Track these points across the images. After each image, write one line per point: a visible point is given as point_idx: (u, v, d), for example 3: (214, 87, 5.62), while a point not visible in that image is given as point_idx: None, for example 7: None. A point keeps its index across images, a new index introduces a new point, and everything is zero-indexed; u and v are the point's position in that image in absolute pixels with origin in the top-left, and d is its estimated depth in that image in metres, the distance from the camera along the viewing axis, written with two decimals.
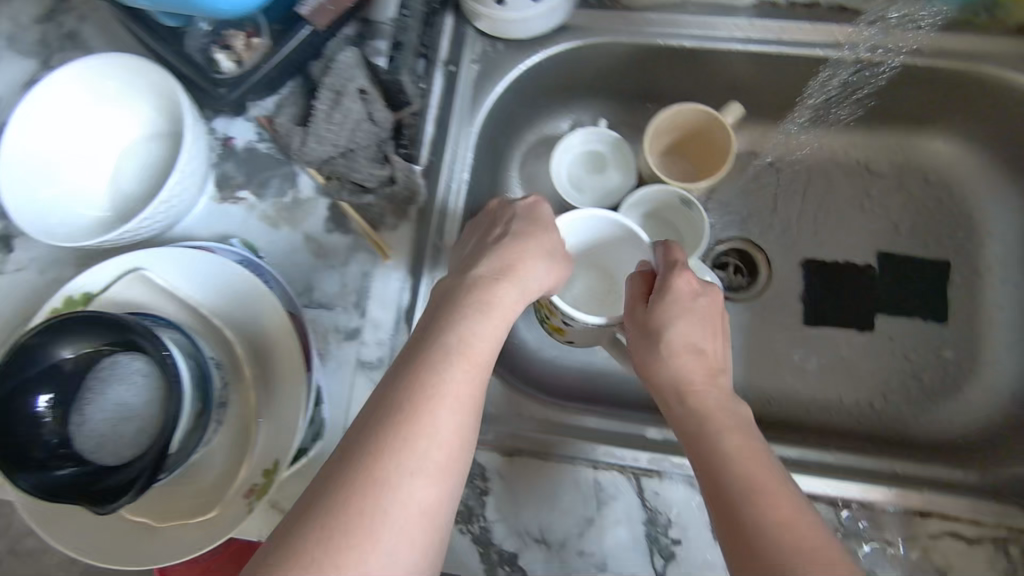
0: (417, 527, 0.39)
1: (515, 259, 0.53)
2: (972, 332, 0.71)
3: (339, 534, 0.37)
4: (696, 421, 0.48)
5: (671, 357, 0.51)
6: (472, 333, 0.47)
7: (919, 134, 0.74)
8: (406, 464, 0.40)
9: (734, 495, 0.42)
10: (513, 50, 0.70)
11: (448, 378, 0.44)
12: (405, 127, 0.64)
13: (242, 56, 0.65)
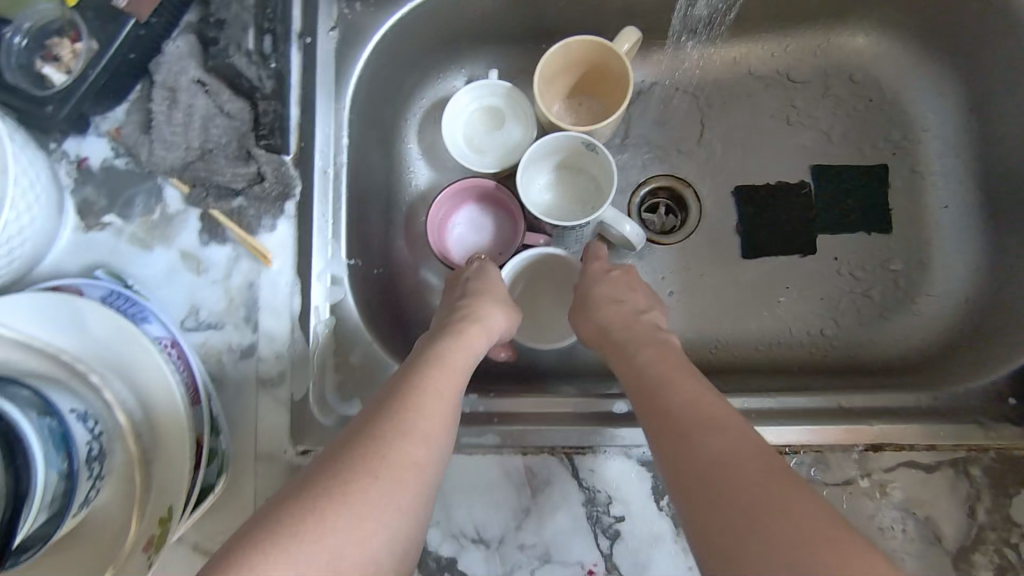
0: (412, 478, 0.39)
1: (478, 307, 0.56)
2: (919, 238, 0.65)
3: (345, 475, 0.38)
4: (625, 353, 0.51)
5: (595, 311, 0.57)
6: (451, 351, 0.50)
7: (837, 30, 0.67)
8: (402, 425, 0.41)
9: (657, 393, 0.45)
10: (372, 9, 0.62)
11: (422, 373, 0.47)
12: (263, 116, 0.58)
13: (72, 65, 0.57)
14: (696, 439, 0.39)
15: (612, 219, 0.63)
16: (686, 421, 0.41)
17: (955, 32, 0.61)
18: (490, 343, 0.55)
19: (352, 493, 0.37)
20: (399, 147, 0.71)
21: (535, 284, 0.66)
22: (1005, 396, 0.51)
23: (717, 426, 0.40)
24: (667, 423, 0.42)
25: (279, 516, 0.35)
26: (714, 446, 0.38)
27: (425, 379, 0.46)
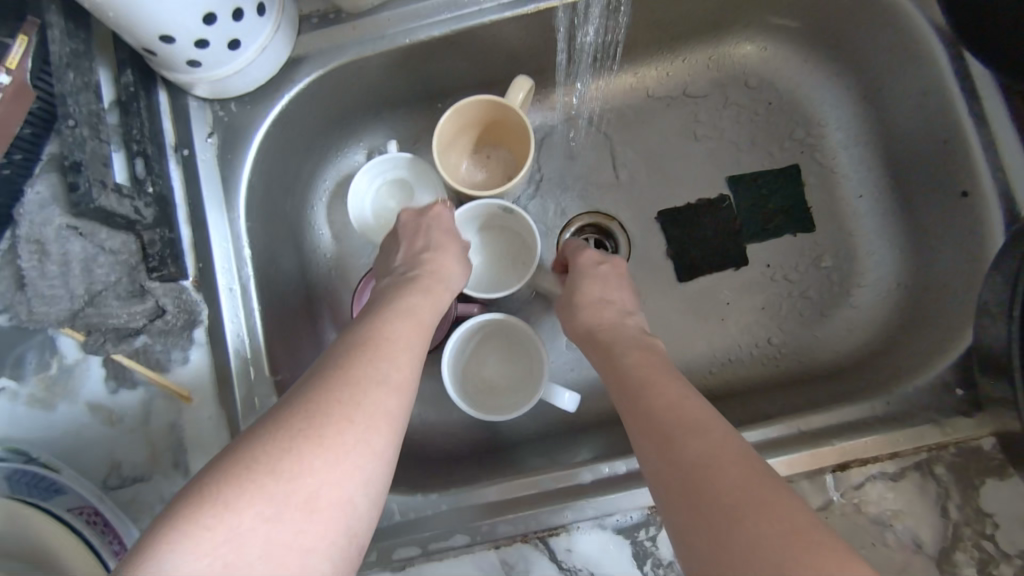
0: (386, 426, 0.36)
1: (440, 260, 0.53)
2: (841, 231, 0.66)
3: (319, 416, 0.35)
4: (606, 344, 0.51)
5: (581, 309, 0.55)
6: (418, 304, 0.47)
7: (726, 41, 0.67)
8: (374, 370, 0.38)
9: (636, 387, 0.43)
10: (249, 106, 0.58)
11: (392, 324, 0.43)
12: (151, 247, 0.54)
13: None
14: (663, 418, 0.39)
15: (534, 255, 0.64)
16: (655, 401, 0.41)
17: (838, 28, 0.62)
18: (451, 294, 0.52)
19: (329, 433, 0.34)
20: (309, 237, 0.67)
21: (481, 371, 0.63)
22: (953, 387, 0.51)
23: (678, 406, 0.40)
24: (638, 408, 0.42)
25: (249, 460, 0.32)
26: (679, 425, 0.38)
27: (392, 328, 0.43)
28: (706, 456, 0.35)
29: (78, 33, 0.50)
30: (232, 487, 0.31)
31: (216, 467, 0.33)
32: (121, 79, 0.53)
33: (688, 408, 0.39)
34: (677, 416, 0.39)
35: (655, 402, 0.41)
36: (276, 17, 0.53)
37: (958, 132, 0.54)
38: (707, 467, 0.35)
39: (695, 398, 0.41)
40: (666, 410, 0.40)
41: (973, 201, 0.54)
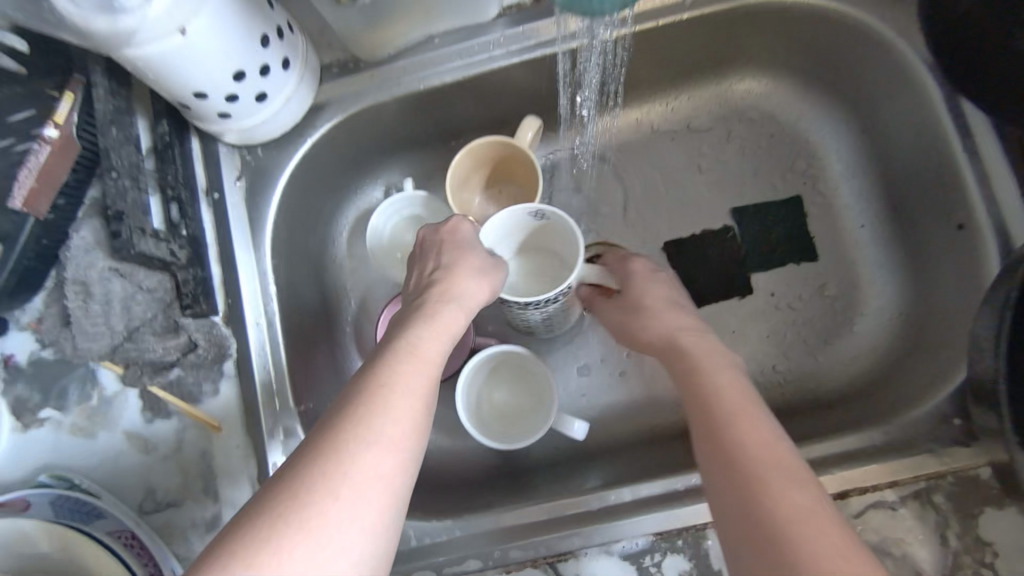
0: (376, 493, 0.37)
1: (454, 279, 0.51)
2: (843, 260, 0.68)
3: (300, 499, 0.35)
4: (694, 356, 0.50)
5: (657, 316, 0.56)
6: (422, 339, 0.46)
7: (727, 78, 0.70)
8: (366, 434, 0.38)
9: (721, 420, 0.43)
10: (273, 151, 0.61)
11: (392, 371, 0.43)
12: (184, 286, 0.57)
13: None
14: (756, 464, 0.39)
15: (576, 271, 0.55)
16: (743, 447, 0.40)
17: (833, 65, 0.64)
18: (464, 318, 0.50)
19: (312, 515, 0.35)
20: (330, 271, 0.70)
21: (499, 405, 0.66)
22: (950, 417, 0.52)
23: (766, 458, 0.39)
24: (721, 450, 0.41)
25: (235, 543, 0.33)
26: (739, 443, 0.41)
27: (391, 377, 0.42)
28: (799, 508, 0.36)
29: (119, 90, 0.55)
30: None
31: (209, 550, 0.34)
32: (157, 130, 0.57)
33: (776, 461, 0.39)
34: (764, 468, 0.39)
35: (741, 448, 0.40)
36: (300, 71, 0.57)
37: (951, 166, 0.56)
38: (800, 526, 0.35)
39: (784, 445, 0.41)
40: (755, 461, 0.39)
41: (969, 232, 0.55)
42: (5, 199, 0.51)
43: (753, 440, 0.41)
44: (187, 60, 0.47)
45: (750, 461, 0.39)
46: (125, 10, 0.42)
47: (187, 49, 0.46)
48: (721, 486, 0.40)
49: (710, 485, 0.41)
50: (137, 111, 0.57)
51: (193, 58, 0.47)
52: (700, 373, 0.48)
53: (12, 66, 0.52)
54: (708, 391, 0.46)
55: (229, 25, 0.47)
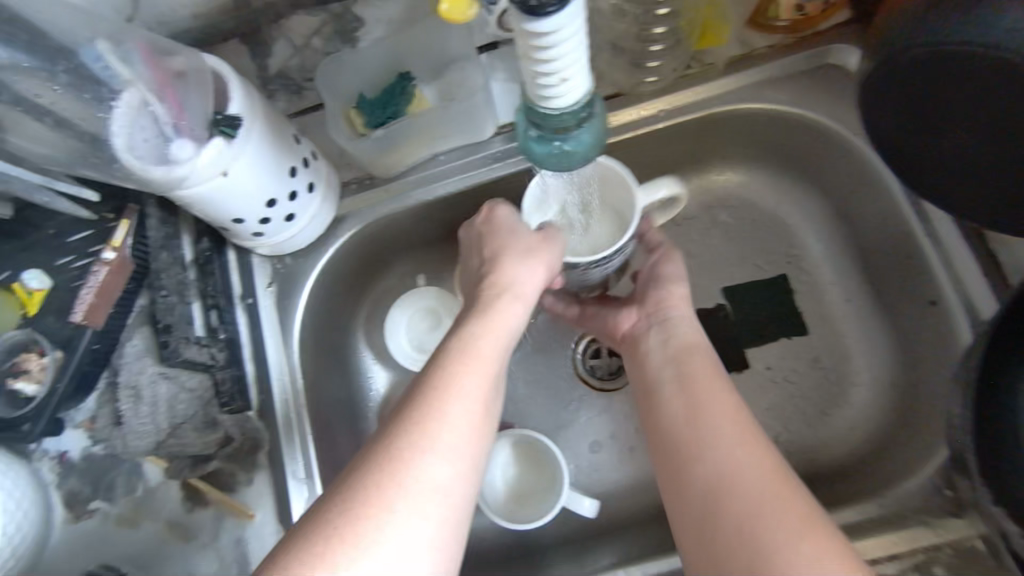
0: (429, 504, 0.43)
1: (502, 270, 0.57)
2: (833, 334, 0.71)
3: (357, 510, 0.42)
4: (686, 363, 0.57)
5: (670, 329, 0.61)
6: (477, 340, 0.52)
7: (708, 170, 0.76)
8: (422, 444, 0.45)
9: (691, 422, 0.52)
10: (301, 259, 0.69)
11: (455, 376, 0.49)
12: (223, 385, 0.63)
13: (41, 376, 0.60)
14: (721, 462, 0.49)
15: (648, 195, 0.61)
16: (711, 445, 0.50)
17: (802, 155, 0.70)
18: (523, 310, 0.56)
19: (371, 523, 0.41)
20: (352, 361, 0.76)
21: (516, 488, 0.70)
22: (942, 489, 0.54)
23: (731, 455, 0.49)
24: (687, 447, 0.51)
25: (307, 550, 0.40)
26: (711, 446, 0.50)
27: (449, 382, 0.48)
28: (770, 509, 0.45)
29: (169, 217, 0.64)
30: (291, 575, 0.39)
31: (277, 552, 0.41)
32: (199, 246, 0.65)
33: (742, 457, 0.48)
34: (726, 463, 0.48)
35: (706, 447, 0.50)
36: (323, 192, 0.65)
37: (918, 249, 0.61)
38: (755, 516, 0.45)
39: (758, 447, 0.49)
40: (719, 458, 0.49)
41: (943, 309, 0.59)
42: (68, 314, 0.59)
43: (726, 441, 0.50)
44: (229, 194, 0.54)
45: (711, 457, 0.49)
46: (179, 162, 0.50)
47: (228, 186, 0.54)
48: (681, 474, 0.50)
49: (673, 470, 0.51)
50: (183, 228, 0.64)
51: (233, 193, 0.55)
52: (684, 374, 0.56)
53: (85, 213, 0.61)
54: (682, 390, 0.55)
55: (264, 165, 0.55)
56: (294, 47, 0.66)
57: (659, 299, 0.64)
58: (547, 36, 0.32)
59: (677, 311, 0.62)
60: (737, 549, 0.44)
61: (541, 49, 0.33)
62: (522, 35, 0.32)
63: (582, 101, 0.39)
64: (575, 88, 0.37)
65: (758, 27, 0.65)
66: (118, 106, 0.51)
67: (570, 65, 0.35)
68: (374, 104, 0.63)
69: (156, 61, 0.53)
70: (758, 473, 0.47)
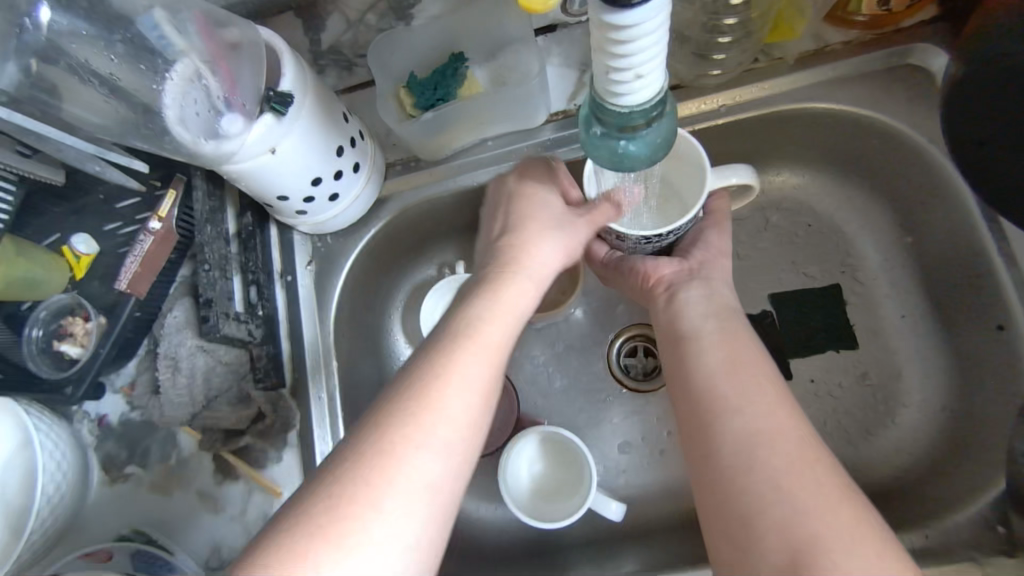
0: (415, 503, 0.42)
1: (529, 233, 0.54)
2: (885, 350, 0.67)
3: (338, 507, 0.40)
4: (723, 338, 0.52)
5: (702, 301, 0.56)
6: (482, 320, 0.49)
7: (766, 170, 0.72)
8: (410, 438, 0.43)
9: (729, 401, 0.47)
10: (341, 239, 0.68)
11: (452, 362, 0.46)
12: (258, 361, 0.64)
13: (85, 340, 0.61)
14: (764, 448, 0.44)
15: (721, 177, 0.58)
16: (751, 428, 0.45)
17: (868, 158, 0.66)
18: (535, 293, 0.53)
19: (352, 521, 0.40)
20: (384, 344, 0.75)
21: (545, 485, 0.69)
22: (993, 524, 0.52)
23: (776, 442, 0.44)
24: (723, 428, 0.46)
25: (290, 540, 0.39)
26: (751, 430, 0.45)
27: (449, 367, 0.46)
28: (819, 508, 0.41)
29: (214, 190, 0.62)
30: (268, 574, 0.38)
31: (257, 543, 0.40)
32: (242, 220, 0.64)
33: (786, 445, 0.44)
34: (769, 450, 0.44)
35: (745, 429, 0.45)
36: (369, 173, 0.64)
37: (990, 268, 0.58)
38: (803, 514, 0.40)
39: (803, 437, 0.45)
40: (760, 443, 0.44)
41: (1012, 335, 0.56)
42: (114, 281, 0.60)
43: (768, 427, 0.45)
44: (276, 170, 0.53)
45: (751, 442, 0.44)
46: (229, 137, 0.49)
47: (275, 163, 0.53)
48: (714, 459, 0.45)
49: (705, 452, 0.46)
50: (227, 202, 0.64)
51: (279, 169, 0.53)
52: (721, 351, 0.51)
53: (136, 185, 0.59)
54: (719, 366, 0.49)
55: (312, 143, 0.54)
56: (348, 22, 0.64)
57: (703, 258, 0.60)
58: (629, 28, 0.29)
59: (718, 274, 0.60)
60: (770, 502, 0.42)
61: (620, 42, 0.30)
62: (601, 26, 0.29)
63: (655, 100, 0.35)
64: (650, 85, 0.33)
65: (838, 22, 0.61)
66: (172, 78, 0.50)
67: (649, 60, 0.31)
68: (425, 84, 0.61)
69: (210, 31, 0.52)
70: (794, 437, 0.44)
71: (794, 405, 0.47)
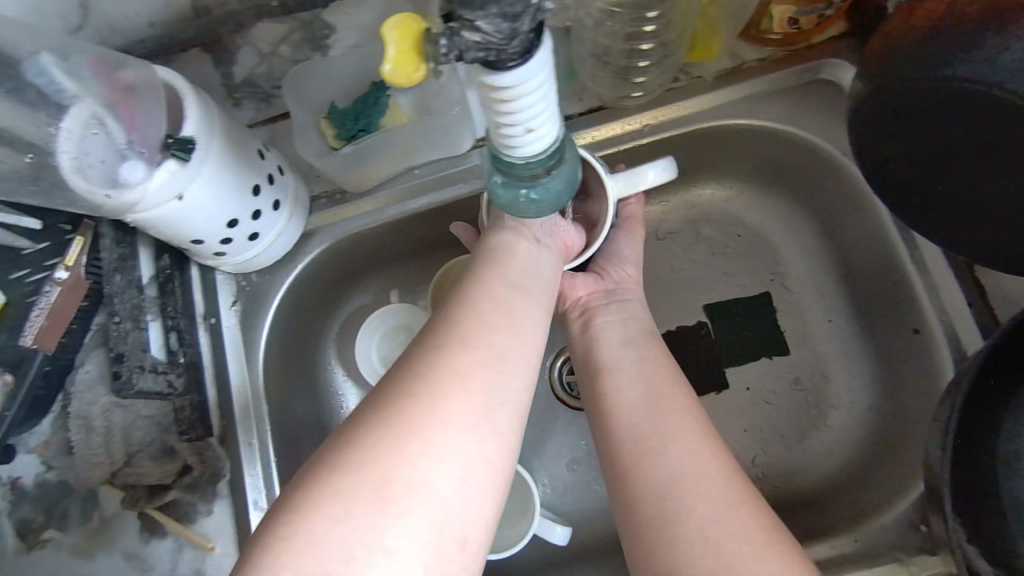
0: (461, 448, 0.40)
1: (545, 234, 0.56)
2: (814, 355, 0.69)
3: (381, 440, 0.39)
4: (645, 372, 0.52)
5: (620, 329, 0.57)
6: (515, 280, 0.50)
7: (695, 182, 0.73)
8: (452, 380, 0.42)
9: (657, 443, 0.48)
10: (267, 276, 0.65)
11: (486, 318, 0.46)
12: (183, 412, 0.61)
13: None
14: (692, 493, 0.44)
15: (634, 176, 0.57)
16: (680, 472, 0.46)
17: (788, 168, 0.68)
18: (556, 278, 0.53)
19: (397, 455, 0.39)
20: (320, 379, 0.72)
21: None
22: (917, 524, 0.55)
23: (706, 485, 0.45)
24: (654, 473, 0.46)
25: (332, 470, 0.39)
26: (679, 475, 0.45)
27: (482, 322, 0.46)
28: (749, 553, 0.42)
29: (125, 237, 0.58)
30: (309, 504, 0.37)
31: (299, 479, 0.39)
32: (159, 263, 0.61)
33: (714, 488, 0.45)
34: (699, 495, 0.44)
35: (673, 474, 0.46)
36: (291, 208, 0.61)
37: (901, 273, 0.61)
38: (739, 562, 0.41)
39: (725, 475, 0.46)
40: (689, 488, 0.45)
41: (926, 338, 0.59)
42: (16, 337, 0.54)
43: (695, 468, 0.46)
44: (185, 217, 0.51)
45: (680, 487, 0.45)
46: (128, 186, 0.46)
47: (184, 210, 0.50)
48: (648, 503, 0.45)
49: (635, 495, 0.46)
50: (141, 245, 0.59)
51: (190, 216, 0.51)
52: (643, 385, 0.51)
53: (25, 242, 0.54)
54: (645, 406, 0.50)
55: (223, 187, 0.51)
56: (260, 54, 0.61)
57: (621, 276, 0.61)
58: (509, 88, 0.31)
59: (634, 293, 0.60)
60: (700, 554, 0.42)
61: (504, 100, 0.32)
62: (484, 86, 0.31)
63: (550, 149, 0.38)
64: (543, 137, 0.36)
65: (751, 40, 0.63)
66: (63, 124, 0.47)
67: (537, 116, 0.34)
68: (346, 114, 0.60)
69: (105, 73, 0.49)
70: (715, 476, 0.45)
71: (718, 443, 0.48)
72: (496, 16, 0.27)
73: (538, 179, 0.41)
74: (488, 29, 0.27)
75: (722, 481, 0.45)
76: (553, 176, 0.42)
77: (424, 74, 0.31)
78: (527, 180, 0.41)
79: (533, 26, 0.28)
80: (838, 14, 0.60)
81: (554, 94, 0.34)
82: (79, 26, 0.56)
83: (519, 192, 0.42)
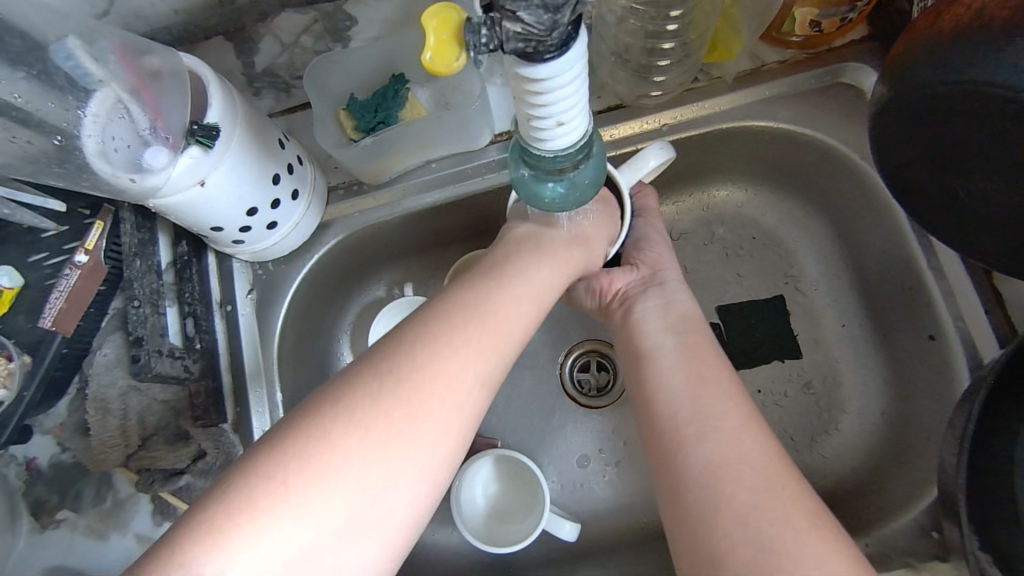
0: (404, 454, 0.40)
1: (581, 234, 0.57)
2: (826, 358, 0.69)
3: (324, 436, 0.39)
4: (685, 357, 0.52)
5: (661, 315, 0.56)
6: (493, 287, 0.50)
7: (710, 182, 0.73)
8: (411, 386, 0.42)
9: (698, 429, 0.47)
10: (283, 265, 0.66)
11: (457, 324, 0.46)
12: (197, 397, 0.62)
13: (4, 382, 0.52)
14: (733, 478, 0.44)
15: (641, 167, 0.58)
16: (722, 456, 0.46)
17: (803, 170, 0.68)
18: (546, 282, 0.53)
19: (334, 453, 0.39)
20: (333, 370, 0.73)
21: (500, 508, 0.69)
22: (929, 530, 0.55)
23: (748, 470, 0.45)
24: (695, 459, 0.46)
25: (271, 456, 0.39)
26: (722, 459, 0.45)
27: (451, 328, 0.45)
28: (796, 536, 0.41)
29: (144, 223, 0.59)
30: (242, 483, 0.38)
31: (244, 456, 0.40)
32: (177, 249, 0.62)
33: (755, 475, 0.44)
34: (743, 479, 0.44)
35: (715, 459, 0.46)
36: (309, 198, 0.62)
37: (918, 277, 0.61)
38: (781, 548, 0.41)
39: (771, 461, 0.46)
40: (732, 473, 0.44)
41: (942, 344, 0.59)
42: (35, 320, 0.54)
43: (738, 453, 0.46)
44: (207, 203, 0.51)
45: (721, 471, 0.45)
46: (152, 171, 0.47)
47: (205, 197, 0.51)
48: (691, 486, 0.45)
49: (677, 479, 0.46)
50: (160, 230, 0.60)
51: (211, 202, 0.51)
52: (684, 372, 0.51)
53: (50, 225, 0.54)
54: (684, 392, 0.50)
55: (244, 175, 0.52)
56: (282, 44, 0.61)
57: (654, 261, 0.61)
58: (543, 81, 0.31)
59: (671, 275, 0.60)
60: (741, 540, 0.41)
61: (537, 93, 0.32)
62: (518, 79, 0.31)
63: (579, 144, 0.38)
64: (572, 131, 0.36)
65: (773, 42, 0.63)
66: (89, 109, 0.48)
67: (569, 109, 0.34)
68: (365, 106, 0.60)
69: (131, 60, 0.50)
70: (758, 463, 0.45)
71: (763, 431, 0.48)
72: (538, 8, 0.27)
73: (567, 173, 0.41)
74: (529, 20, 0.27)
75: (766, 468, 0.45)
76: (584, 169, 0.42)
77: (463, 61, 0.32)
78: (555, 175, 0.41)
79: (572, 18, 0.28)
80: (861, 17, 0.61)
81: (585, 88, 0.34)
82: (105, 10, 0.56)
83: (545, 185, 0.43)
